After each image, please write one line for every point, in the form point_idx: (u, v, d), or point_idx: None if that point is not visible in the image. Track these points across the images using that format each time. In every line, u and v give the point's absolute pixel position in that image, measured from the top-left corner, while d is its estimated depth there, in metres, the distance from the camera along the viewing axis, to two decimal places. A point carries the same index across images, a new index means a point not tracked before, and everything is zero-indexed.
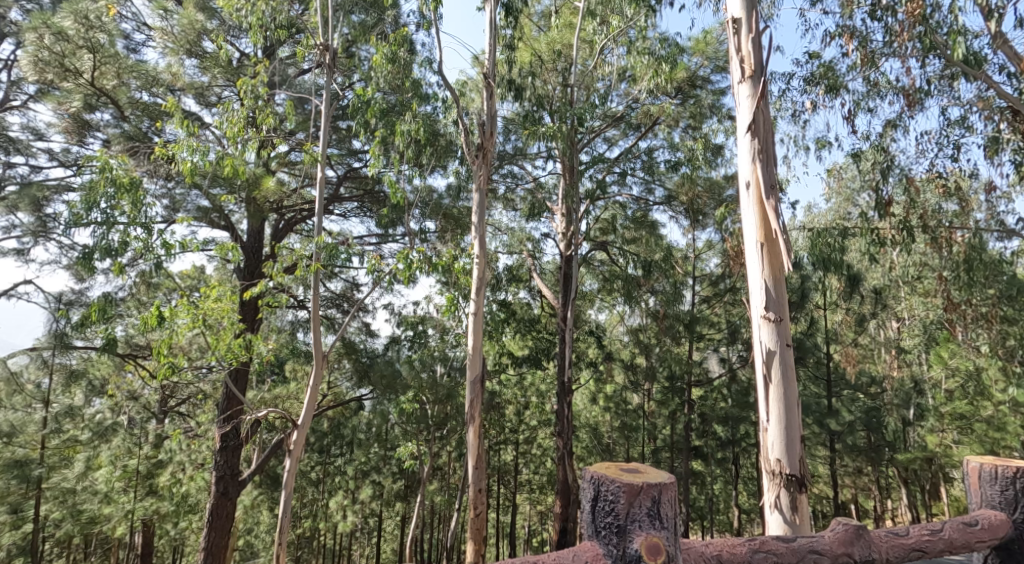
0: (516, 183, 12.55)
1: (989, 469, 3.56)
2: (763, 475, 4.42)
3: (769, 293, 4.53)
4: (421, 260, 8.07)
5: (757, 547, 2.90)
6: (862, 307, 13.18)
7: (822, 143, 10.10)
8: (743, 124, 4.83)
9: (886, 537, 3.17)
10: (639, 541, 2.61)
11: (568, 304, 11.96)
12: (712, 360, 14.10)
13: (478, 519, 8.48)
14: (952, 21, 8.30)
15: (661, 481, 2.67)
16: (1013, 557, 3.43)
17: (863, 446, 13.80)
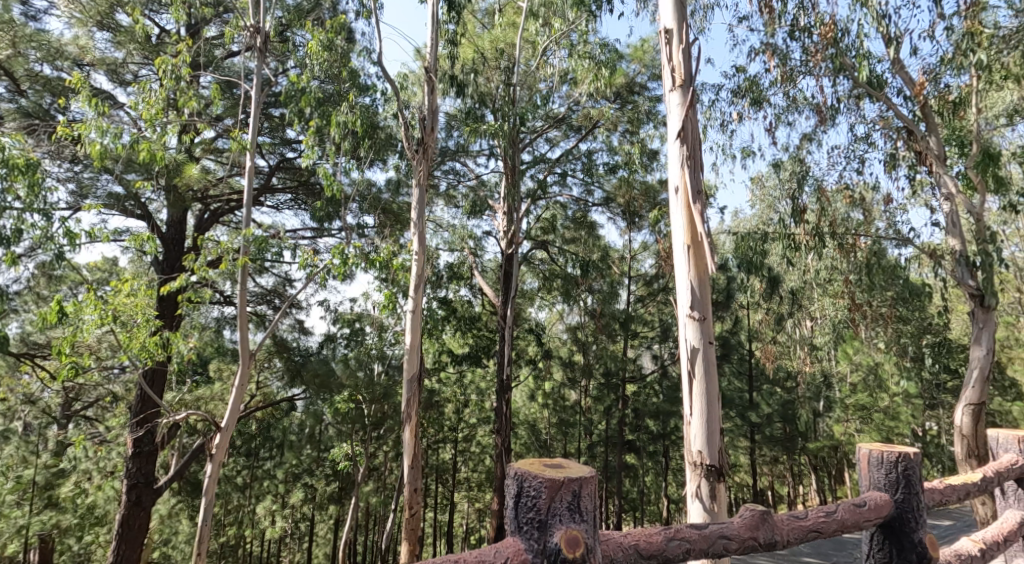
0: (457, 180, 12.61)
1: (876, 453, 3.38)
2: (687, 466, 4.70)
3: (695, 293, 4.78)
4: (358, 256, 8.06)
5: (672, 535, 2.81)
6: (781, 306, 13.93)
7: (747, 152, 10.61)
8: (673, 131, 5.07)
9: (787, 520, 3.06)
10: (558, 535, 2.57)
11: (508, 302, 12.13)
12: (645, 358, 14.57)
13: (413, 519, 8.52)
14: (859, 45, 8.94)
15: (583, 475, 2.65)
16: (896, 537, 3.27)
17: (781, 437, 14.59)
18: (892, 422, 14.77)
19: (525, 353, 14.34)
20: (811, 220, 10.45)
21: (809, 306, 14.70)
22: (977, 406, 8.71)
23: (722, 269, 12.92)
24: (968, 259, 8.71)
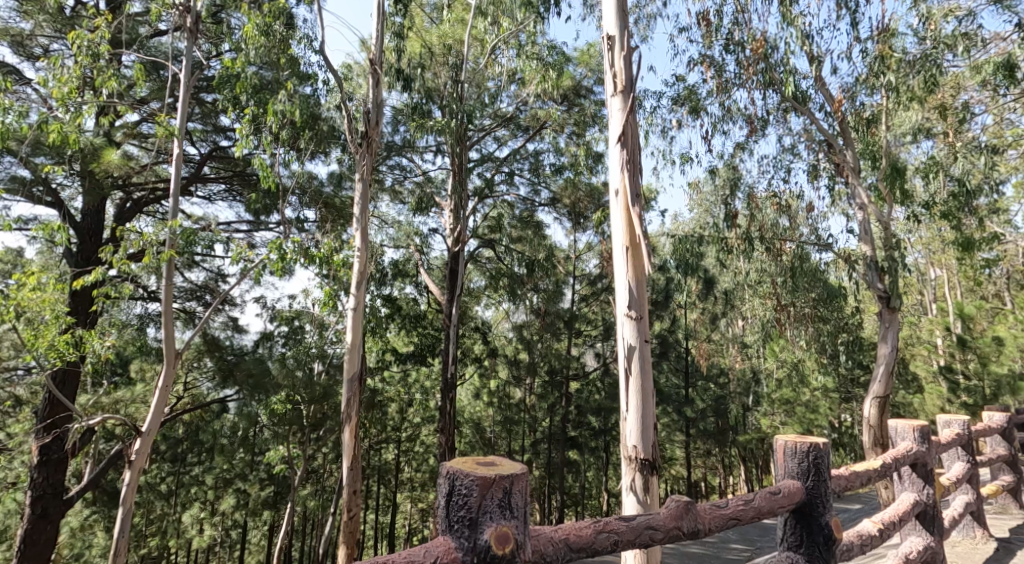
0: (403, 176, 12.56)
1: (790, 444, 3.55)
2: (623, 461, 4.88)
3: (632, 293, 4.97)
4: (297, 252, 7.96)
5: (601, 528, 2.94)
6: (715, 306, 14.48)
7: (687, 159, 10.99)
8: (614, 135, 5.25)
9: (709, 510, 3.23)
10: (489, 531, 2.66)
11: (454, 300, 12.18)
12: (589, 356, 14.88)
13: (352, 522, 8.46)
14: (787, 60, 9.44)
15: (513, 473, 2.74)
16: (808, 521, 3.46)
17: (714, 432, 15.13)
18: (813, 415, 14.40)
19: (471, 351, 14.38)
20: (742, 226, 11.10)
21: (741, 305, 15.31)
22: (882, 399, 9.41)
23: (662, 270, 13.32)
24: (877, 263, 9.55)
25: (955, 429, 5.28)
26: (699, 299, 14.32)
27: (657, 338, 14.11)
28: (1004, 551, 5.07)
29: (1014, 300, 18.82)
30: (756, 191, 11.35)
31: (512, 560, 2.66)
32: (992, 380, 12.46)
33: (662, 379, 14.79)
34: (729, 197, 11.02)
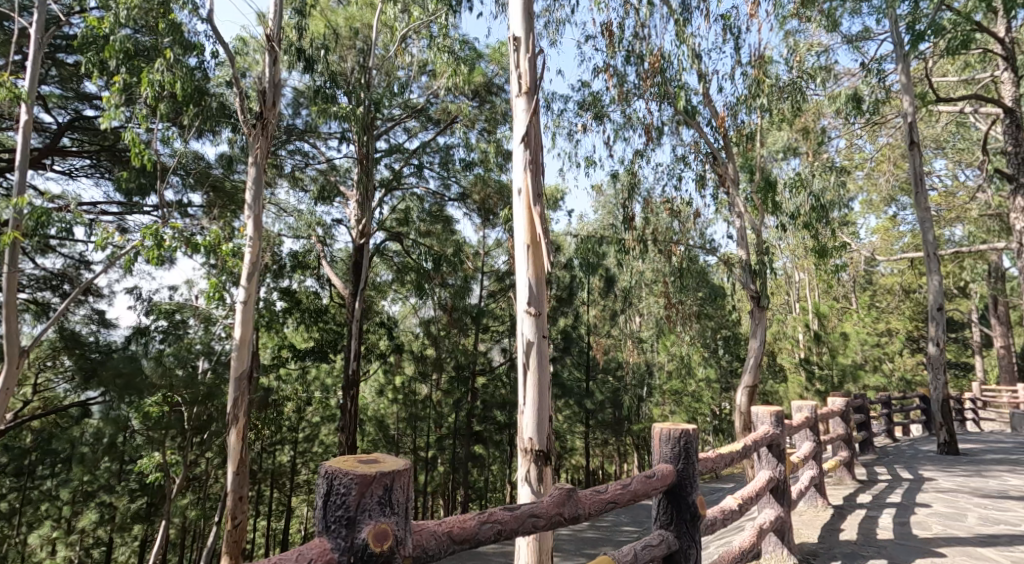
0: (305, 163, 12.28)
1: (665, 431, 3.78)
2: (519, 452, 5.10)
3: (532, 290, 5.18)
4: (176, 239, 7.63)
5: (485, 519, 3.07)
6: (615, 303, 15.16)
7: (592, 162, 11.45)
8: (518, 134, 5.44)
9: (589, 495, 3.42)
10: (369, 528, 2.71)
11: (358, 293, 11.96)
12: (495, 351, 15.09)
13: (237, 529, 8.32)
14: (679, 75, 10.09)
15: (395, 470, 2.78)
16: (679, 502, 3.73)
17: (611, 422, 15.79)
18: (698, 405, 16.68)
19: (376, 348, 14.18)
20: (637, 229, 11.77)
21: (638, 302, 16.06)
22: (750, 389, 10.79)
23: (567, 267, 13.72)
24: (751, 267, 10.91)
25: (805, 413, 5.83)
26: (601, 297, 14.97)
27: (559, 332, 14.69)
28: (838, 516, 5.69)
29: (859, 300, 21.94)
30: (653, 197, 11.95)
31: (389, 556, 2.73)
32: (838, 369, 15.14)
33: (564, 373, 15.32)
34: (628, 201, 11.62)
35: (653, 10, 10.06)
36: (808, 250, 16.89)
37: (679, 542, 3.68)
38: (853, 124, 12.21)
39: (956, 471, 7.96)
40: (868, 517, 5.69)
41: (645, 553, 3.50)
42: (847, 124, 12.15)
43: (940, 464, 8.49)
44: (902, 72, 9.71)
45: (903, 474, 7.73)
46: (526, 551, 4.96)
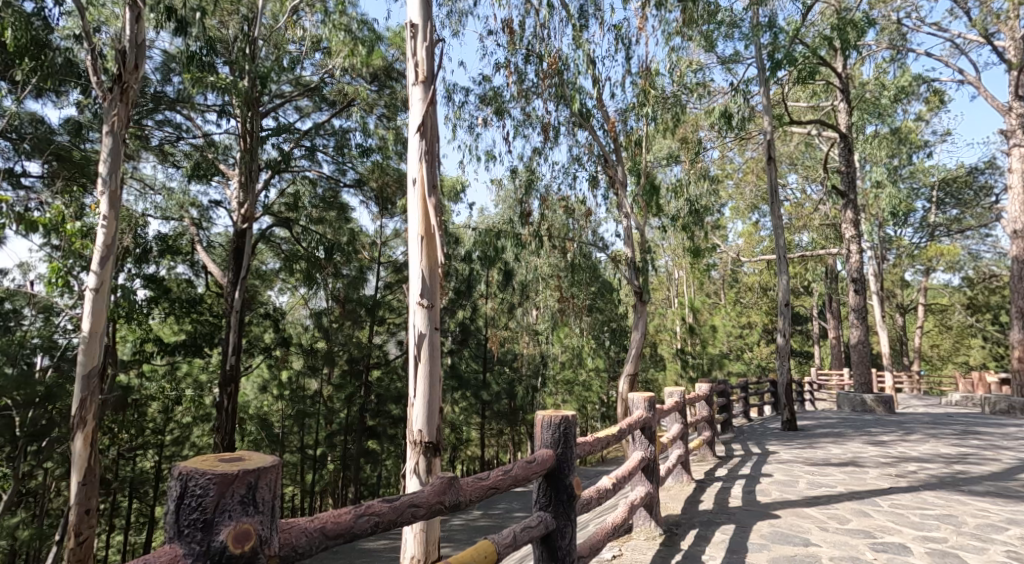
0: (177, 136, 11.59)
1: (546, 417, 3.63)
2: (408, 445, 5.15)
3: (425, 282, 5.22)
4: (6, 214, 7.00)
5: (362, 512, 2.59)
6: (513, 297, 15.41)
7: (491, 156, 11.66)
8: (414, 123, 5.45)
9: (471, 482, 3.13)
10: (223, 535, 2.15)
11: (238, 282, 11.56)
12: (392, 344, 14.70)
13: (83, 545, 7.96)
14: (574, 77, 10.51)
15: (261, 465, 2.23)
16: (557, 486, 3.57)
17: (506, 413, 15.70)
18: (587, 394, 17.88)
19: (259, 341, 13.84)
20: (534, 224, 12.30)
21: (533, 296, 16.49)
22: (630, 376, 12.76)
23: (466, 260, 13.77)
24: (636, 265, 12.37)
25: (675, 398, 6.24)
26: (500, 291, 15.19)
27: (457, 325, 14.48)
28: (699, 490, 6.16)
29: (728, 297, 23.83)
30: (550, 195, 12.47)
31: (251, 560, 2.19)
32: (708, 358, 16.78)
33: (462, 365, 14.90)
34: (525, 198, 12.12)
35: (553, 12, 10.36)
36: (685, 251, 18.11)
37: (557, 522, 3.54)
38: (725, 138, 13.15)
39: (795, 445, 8.87)
40: (724, 489, 6.22)
41: (524, 535, 3.32)
42: (720, 137, 13.08)
43: (781, 439, 9.42)
44: (762, 94, 10.56)
45: (752, 449, 8.50)
46: (413, 543, 4.99)
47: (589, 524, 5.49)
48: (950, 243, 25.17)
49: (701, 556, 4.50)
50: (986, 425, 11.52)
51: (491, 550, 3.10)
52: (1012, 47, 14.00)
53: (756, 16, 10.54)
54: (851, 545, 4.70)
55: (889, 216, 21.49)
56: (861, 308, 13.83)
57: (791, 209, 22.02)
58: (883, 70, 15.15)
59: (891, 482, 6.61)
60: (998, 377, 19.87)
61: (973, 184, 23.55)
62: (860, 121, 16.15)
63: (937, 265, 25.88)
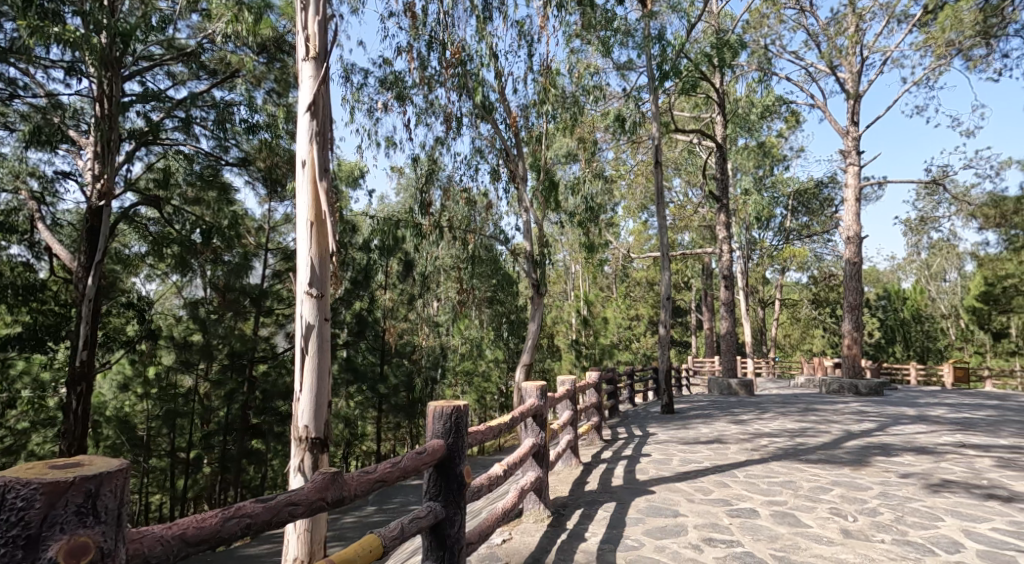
0: (11, 95, 10.44)
1: (437, 407, 3.54)
2: (292, 441, 5.04)
3: (314, 270, 5.11)
4: None
5: (230, 515, 2.29)
6: (412, 288, 15.30)
7: (391, 142, 11.60)
8: (305, 101, 5.29)
9: (355, 476, 2.86)
10: (49, 553, 1.79)
11: (93, 265, 10.53)
12: (281, 336, 13.21)
13: None
14: (476, 69, 10.69)
15: (104, 470, 1.88)
16: (449, 475, 3.47)
17: (405, 406, 15.27)
18: (487, 384, 18.18)
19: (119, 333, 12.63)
20: (434, 216, 12.53)
21: (432, 287, 16.46)
22: (526, 365, 13.10)
23: (365, 249, 13.39)
24: (534, 259, 12.77)
25: (566, 386, 6.50)
26: (398, 281, 15.03)
27: (354, 316, 13.79)
28: (586, 473, 6.45)
29: (617, 293, 24.82)
30: (449, 185, 12.83)
31: None
32: (599, 348, 17.54)
33: (358, 357, 14.44)
34: (425, 187, 12.47)
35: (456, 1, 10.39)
36: (579, 246, 18.82)
37: (446, 511, 3.44)
38: (620, 141, 13.77)
39: (672, 426, 9.48)
40: (609, 470, 6.56)
41: (412, 527, 3.19)
42: (615, 139, 13.64)
43: (659, 422, 10.02)
44: (653, 102, 11.09)
45: (635, 432, 8.97)
46: (295, 543, 4.87)
47: (480, 511, 5.57)
48: (801, 245, 27.88)
49: (584, 534, 4.72)
50: (822, 402, 12.93)
51: (376, 545, 2.94)
52: (850, 79, 15.77)
53: (648, 28, 11.06)
54: (712, 513, 5.12)
55: (755, 220, 23.44)
56: (731, 302, 14.91)
57: (675, 211, 23.30)
58: (753, 89, 16.51)
59: (746, 455, 7.25)
60: (839, 362, 22.21)
61: (820, 194, 26.31)
62: (733, 134, 17.45)
63: (793, 265, 28.55)
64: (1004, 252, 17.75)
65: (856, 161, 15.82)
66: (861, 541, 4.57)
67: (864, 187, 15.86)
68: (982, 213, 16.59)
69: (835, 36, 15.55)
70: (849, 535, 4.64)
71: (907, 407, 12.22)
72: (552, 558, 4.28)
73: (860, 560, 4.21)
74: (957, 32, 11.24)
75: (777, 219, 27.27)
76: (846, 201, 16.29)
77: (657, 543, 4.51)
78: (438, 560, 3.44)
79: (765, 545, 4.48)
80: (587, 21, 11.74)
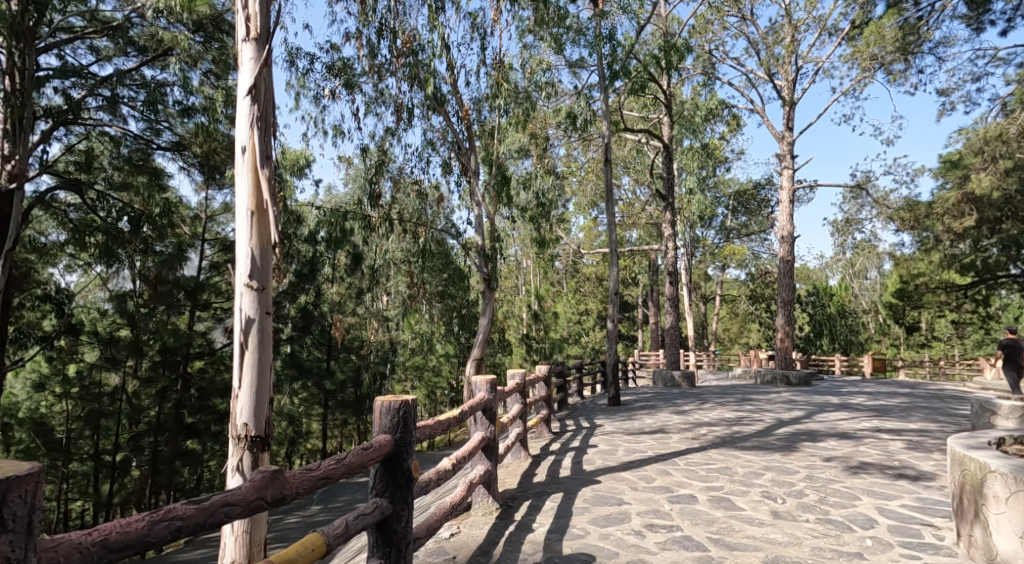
0: None
1: (384, 402, 3.51)
2: (230, 440, 4.93)
3: (255, 262, 5.00)
4: None
5: (158, 518, 2.18)
6: (360, 281, 15.10)
7: (339, 130, 11.44)
8: (245, 85, 5.13)
9: (297, 473, 2.79)
10: None
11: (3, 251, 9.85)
12: (220, 332, 11.99)
13: None
14: (427, 61, 10.68)
15: (13, 476, 1.80)
16: (396, 471, 3.44)
17: (352, 402, 15.06)
18: (437, 378, 18.18)
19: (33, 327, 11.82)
20: (384, 208, 12.47)
21: (383, 281, 16.30)
22: (477, 360, 13.12)
23: (311, 241, 13.08)
24: (485, 253, 12.79)
25: (515, 379, 6.57)
26: (346, 275, 14.79)
27: (298, 310, 13.45)
28: (535, 465, 6.53)
29: (565, 289, 25.00)
30: (400, 176, 12.75)
31: None
32: (549, 343, 17.74)
33: (303, 353, 14.01)
34: (374, 177, 12.38)
35: None
36: (530, 242, 18.95)
37: (392, 507, 3.41)
38: (571, 138, 13.92)
39: (618, 418, 9.66)
40: (557, 461, 6.66)
41: (357, 524, 3.15)
42: (567, 137, 13.79)
43: (606, 414, 10.20)
44: (602, 101, 11.24)
45: (583, 424, 9.10)
46: (233, 545, 4.82)
47: (428, 506, 5.57)
48: (740, 244, 28.85)
49: (532, 525, 4.78)
50: (757, 393, 13.44)
51: (319, 543, 2.88)
52: (787, 86, 16.37)
53: (599, 27, 11.19)
54: (654, 500, 5.27)
55: (699, 219, 24.06)
56: (676, 298, 15.25)
57: (623, 209, 23.78)
58: (698, 91, 16.96)
59: (688, 444, 7.47)
60: (772, 354, 23.17)
61: (758, 195, 27.28)
62: (679, 135, 17.81)
63: (733, 263, 29.48)
64: (920, 252, 18.89)
65: (791, 165, 16.43)
66: (790, 521, 4.79)
67: (797, 189, 16.47)
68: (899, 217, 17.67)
69: (773, 45, 16.14)
70: (779, 516, 4.86)
71: (835, 397, 12.83)
72: (500, 549, 4.33)
73: (789, 539, 4.42)
74: (880, 46, 11.83)
75: (718, 218, 28.14)
76: (780, 202, 16.94)
77: (602, 531, 4.61)
78: (383, 556, 3.40)
79: (704, 528, 4.64)
80: (540, 16, 11.76)
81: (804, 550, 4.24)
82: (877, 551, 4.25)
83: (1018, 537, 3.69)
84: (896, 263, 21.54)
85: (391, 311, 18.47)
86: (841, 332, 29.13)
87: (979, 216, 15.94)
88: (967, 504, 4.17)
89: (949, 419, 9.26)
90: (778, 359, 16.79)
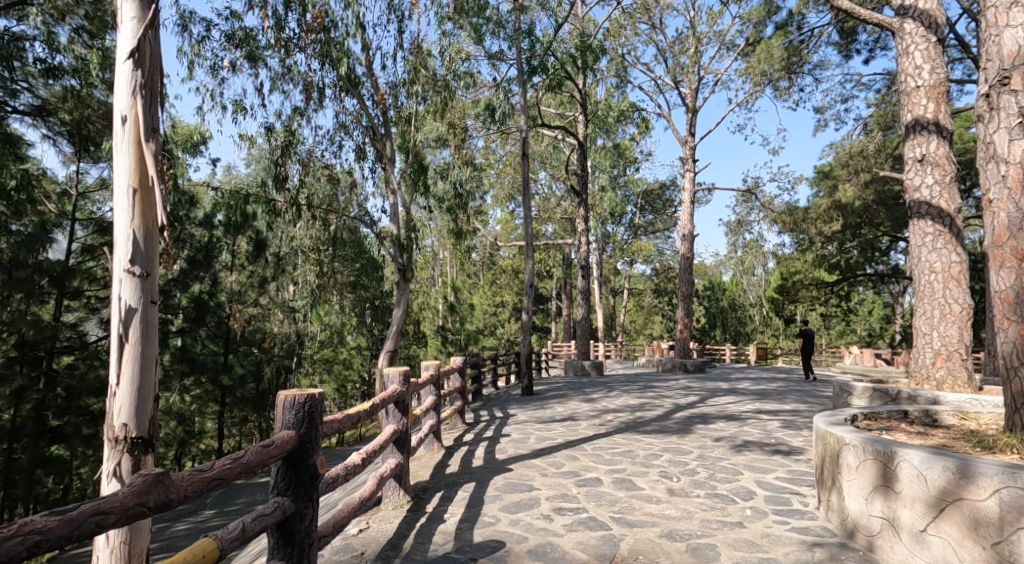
0: None
1: (288, 397, 3.41)
2: (106, 442, 4.22)
3: (137, 245, 4.36)
4: None
5: (12, 534, 2.09)
6: (264, 270, 14.55)
7: (238, 104, 10.96)
8: (124, 49, 4.44)
9: (186, 475, 2.70)
10: None
11: None
12: (93, 324, 10.81)
13: None
14: (339, 41, 10.56)
15: None
16: (296, 468, 3.36)
17: (252, 398, 14.48)
18: (347, 371, 17.93)
19: None
20: (290, 192, 12.14)
21: (289, 269, 15.82)
22: (389, 351, 12.94)
23: (207, 224, 12.33)
24: (400, 242, 12.63)
25: (429, 371, 6.51)
26: (247, 263, 14.20)
27: (191, 300, 12.20)
28: (447, 456, 6.56)
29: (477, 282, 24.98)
30: (309, 160, 12.41)
31: None
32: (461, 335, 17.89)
33: (196, 346, 12.94)
34: (279, 159, 11.97)
35: None
36: (445, 232, 18.93)
37: (296, 505, 3.33)
38: (489, 131, 14.05)
39: (530, 407, 9.79)
40: (468, 452, 6.73)
41: (255, 524, 3.06)
42: (484, 129, 13.94)
43: (518, 404, 10.34)
44: (520, 95, 11.33)
45: (494, 415, 9.16)
46: (105, 555, 4.00)
47: (335, 503, 5.46)
48: (646, 240, 29.97)
49: (443, 516, 4.81)
50: (657, 381, 14.02)
51: (210, 549, 2.81)
52: (689, 94, 17.13)
53: (517, 22, 11.32)
54: (561, 484, 5.43)
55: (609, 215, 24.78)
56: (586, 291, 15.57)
57: (539, 203, 24.18)
58: (610, 92, 17.50)
59: (593, 430, 7.73)
60: (671, 345, 24.32)
61: (663, 195, 28.51)
62: (592, 133, 18.39)
63: (637, 260, 30.59)
64: (801, 251, 20.39)
65: (692, 168, 17.17)
66: (685, 498, 5.07)
67: (697, 191, 17.20)
68: (781, 219, 18.89)
69: (678, 54, 16.79)
70: (673, 493, 5.14)
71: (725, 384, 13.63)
72: (410, 541, 4.34)
73: (681, 514, 4.67)
74: (767, 64, 12.41)
75: (627, 216, 29.04)
76: (681, 201, 17.69)
77: (512, 517, 4.71)
78: (285, 557, 3.32)
79: (607, 509, 4.84)
80: (459, 5, 11.66)
81: (694, 523, 4.49)
82: (755, 519, 4.57)
83: (866, 500, 4.10)
84: (779, 261, 23.18)
85: (299, 301, 17.88)
86: (731, 324, 30.64)
87: (843, 222, 17.30)
88: (827, 473, 4.57)
89: (816, 400, 10.10)
90: (679, 349, 17.48)
